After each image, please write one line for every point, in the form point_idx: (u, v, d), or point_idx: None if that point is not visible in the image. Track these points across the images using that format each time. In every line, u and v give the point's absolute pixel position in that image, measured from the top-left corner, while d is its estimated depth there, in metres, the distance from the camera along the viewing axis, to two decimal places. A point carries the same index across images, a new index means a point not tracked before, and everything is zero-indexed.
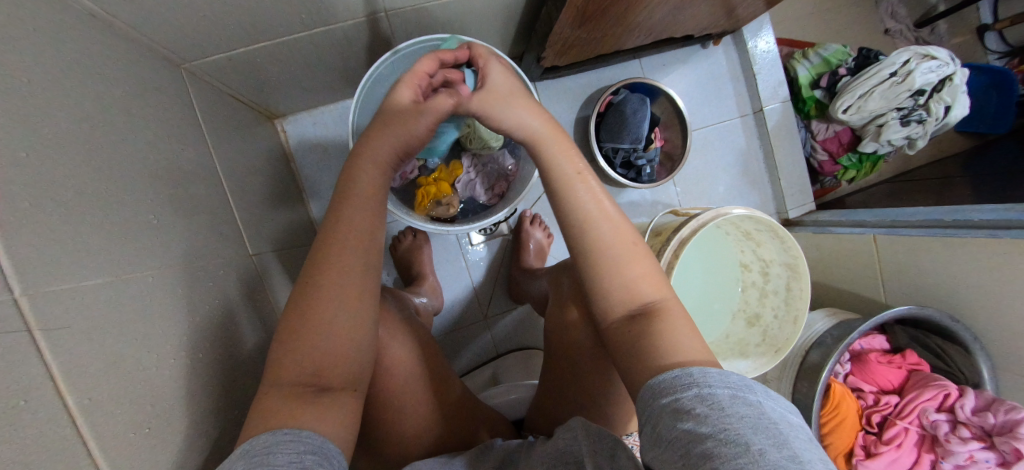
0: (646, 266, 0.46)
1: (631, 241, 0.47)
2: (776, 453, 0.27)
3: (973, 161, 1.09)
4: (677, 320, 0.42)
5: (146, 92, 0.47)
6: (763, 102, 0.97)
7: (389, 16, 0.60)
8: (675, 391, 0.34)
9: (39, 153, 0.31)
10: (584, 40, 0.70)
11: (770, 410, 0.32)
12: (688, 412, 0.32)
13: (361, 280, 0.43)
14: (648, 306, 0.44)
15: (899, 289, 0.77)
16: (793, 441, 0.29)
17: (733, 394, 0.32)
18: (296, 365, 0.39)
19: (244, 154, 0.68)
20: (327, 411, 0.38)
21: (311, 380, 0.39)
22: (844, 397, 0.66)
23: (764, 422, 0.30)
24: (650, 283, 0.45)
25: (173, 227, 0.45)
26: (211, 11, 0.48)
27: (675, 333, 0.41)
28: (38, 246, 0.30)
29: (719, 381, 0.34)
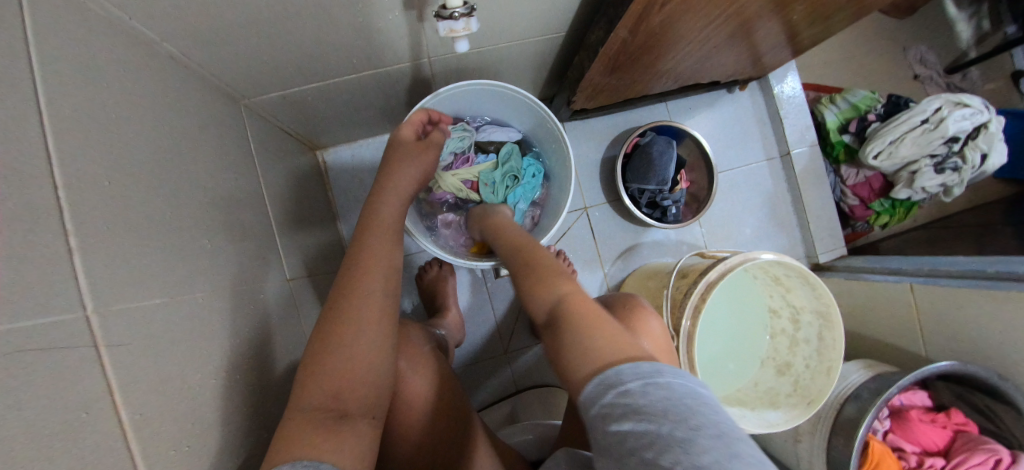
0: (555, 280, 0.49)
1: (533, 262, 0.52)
2: (684, 430, 0.29)
3: (1017, 208, 1.04)
4: (572, 311, 0.42)
5: (209, 126, 0.52)
6: (791, 146, 0.97)
7: (431, 62, 0.65)
8: (596, 396, 0.34)
9: (117, 183, 0.35)
10: (613, 86, 0.73)
11: (677, 383, 0.32)
12: (612, 418, 0.31)
13: (380, 305, 0.45)
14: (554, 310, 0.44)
15: (941, 343, 0.73)
16: (700, 414, 0.30)
17: (642, 382, 0.32)
18: (319, 391, 0.40)
19: (288, 183, 0.72)
20: (344, 438, 0.38)
21: (331, 404, 0.39)
22: (884, 457, 0.62)
23: (673, 402, 0.31)
24: (547, 285, 0.47)
25: (223, 251, 0.48)
26: (273, 55, 0.53)
27: (573, 331, 0.40)
28: (111, 266, 0.33)
29: (627, 370, 0.34)
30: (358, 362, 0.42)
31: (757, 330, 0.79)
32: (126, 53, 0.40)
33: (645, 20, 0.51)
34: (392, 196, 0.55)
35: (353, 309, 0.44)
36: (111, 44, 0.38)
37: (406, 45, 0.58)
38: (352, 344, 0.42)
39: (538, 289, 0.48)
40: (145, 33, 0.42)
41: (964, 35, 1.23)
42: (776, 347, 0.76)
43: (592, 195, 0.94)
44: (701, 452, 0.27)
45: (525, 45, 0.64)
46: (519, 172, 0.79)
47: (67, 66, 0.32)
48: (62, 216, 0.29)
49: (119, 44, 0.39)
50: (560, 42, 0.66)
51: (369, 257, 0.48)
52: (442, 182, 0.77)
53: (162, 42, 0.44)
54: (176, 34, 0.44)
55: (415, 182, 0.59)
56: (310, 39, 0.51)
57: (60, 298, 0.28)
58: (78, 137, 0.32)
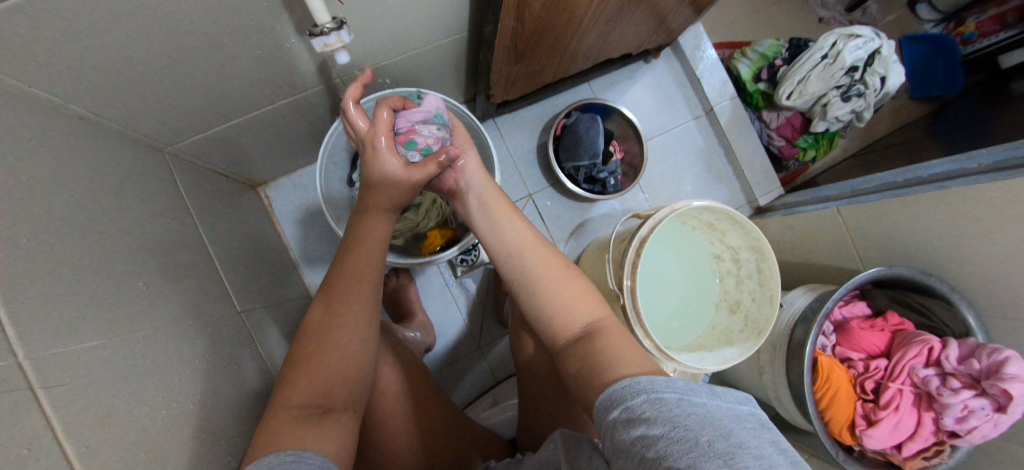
0: (583, 290, 0.53)
1: (561, 270, 0.54)
2: (722, 442, 0.29)
3: (932, 124, 1.12)
4: (615, 332, 0.49)
5: (132, 177, 0.54)
6: (712, 102, 1.03)
7: (344, 81, 0.69)
8: (627, 402, 0.37)
9: (38, 237, 0.37)
10: (526, 73, 0.77)
11: (715, 404, 0.34)
12: (640, 421, 0.34)
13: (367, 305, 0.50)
14: (588, 325, 0.50)
15: (874, 256, 0.78)
16: (738, 431, 0.31)
17: (679, 396, 0.35)
18: (308, 388, 0.44)
19: (230, 221, 0.74)
20: (331, 431, 0.43)
21: (318, 401, 0.43)
22: (833, 368, 0.65)
23: (710, 418, 0.32)
24: (588, 304, 0.52)
25: (162, 290, 0.50)
26: (183, 97, 0.55)
27: (610, 346, 0.46)
28: (43, 315, 0.35)
29: (666, 386, 0.37)
30: (347, 359, 0.47)
31: (706, 276, 0.82)
32: (36, 121, 0.42)
33: (527, 8, 0.54)
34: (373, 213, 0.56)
35: (342, 313, 0.48)
36: (19, 114, 0.40)
37: (313, 68, 0.62)
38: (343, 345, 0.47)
39: (573, 304, 0.52)
40: (48, 96, 0.43)
41: None
42: (726, 288, 0.80)
43: (534, 182, 0.98)
44: (739, 461, 0.28)
45: (431, 50, 0.68)
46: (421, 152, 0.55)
47: None
48: None
49: (25, 111, 0.41)
50: (464, 42, 0.70)
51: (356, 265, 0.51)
52: None
53: (67, 103, 0.46)
54: (80, 94, 0.46)
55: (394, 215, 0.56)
56: (217, 77, 0.54)
57: None
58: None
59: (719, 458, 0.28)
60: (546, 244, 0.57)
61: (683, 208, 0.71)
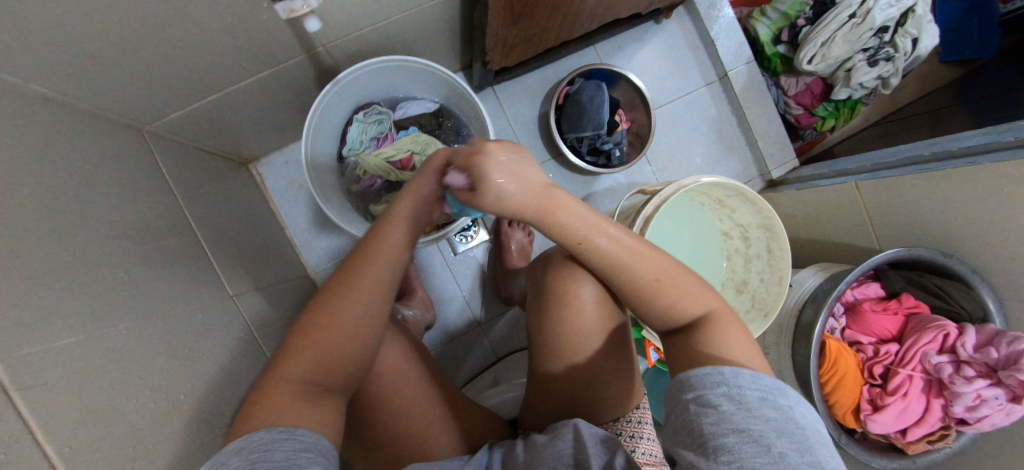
0: (687, 284, 0.44)
1: (666, 274, 0.43)
2: (796, 457, 0.29)
3: (962, 90, 1.05)
4: (731, 327, 0.41)
5: (108, 160, 0.50)
6: (727, 66, 0.95)
7: (328, 49, 0.63)
8: (704, 387, 0.35)
9: (12, 231, 0.34)
10: (523, 37, 0.71)
11: (796, 413, 0.32)
12: (712, 408, 0.33)
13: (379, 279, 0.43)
14: (695, 324, 0.42)
15: (893, 233, 0.74)
16: (816, 450, 0.30)
17: (762, 397, 0.33)
18: (311, 365, 0.37)
19: (221, 203, 0.71)
20: (327, 412, 0.37)
21: (319, 380, 0.38)
22: (841, 353, 0.64)
23: (789, 427, 0.31)
24: (693, 298, 0.43)
25: (147, 280, 0.48)
26: (153, 71, 0.51)
27: (728, 343, 0.39)
28: (20, 318, 0.32)
29: (750, 382, 0.34)
30: (353, 339, 0.40)
31: (714, 254, 0.80)
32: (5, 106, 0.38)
33: None
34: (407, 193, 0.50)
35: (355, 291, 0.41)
36: None
37: (293, 35, 0.56)
38: (344, 329, 0.40)
39: (678, 306, 0.43)
40: (10, 79, 0.39)
41: None
42: (734, 267, 0.77)
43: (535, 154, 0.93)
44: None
45: (420, 12, 0.62)
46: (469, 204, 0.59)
47: None
48: None
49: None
50: (457, 4, 0.64)
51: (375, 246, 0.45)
52: (365, 163, 0.66)
53: (28, 84, 0.41)
54: (43, 75, 0.42)
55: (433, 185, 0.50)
56: (189, 44, 0.49)
57: None
58: None
59: None
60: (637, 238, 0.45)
61: (691, 184, 0.67)
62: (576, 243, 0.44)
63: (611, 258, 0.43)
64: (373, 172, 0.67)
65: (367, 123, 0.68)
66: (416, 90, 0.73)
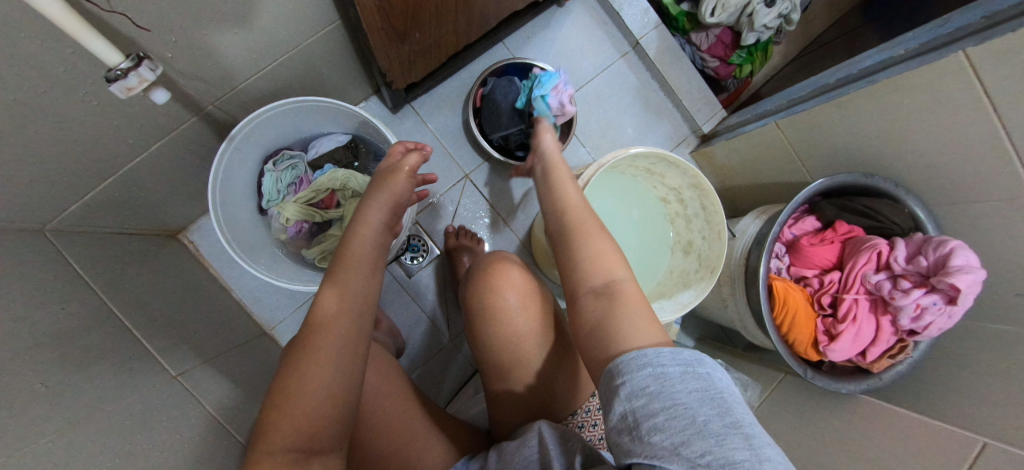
0: (608, 250, 0.47)
1: (593, 227, 0.50)
2: (718, 422, 0.28)
3: (860, 12, 1.08)
4: (634, 302, 0.41)
5: (26, 270, 0.48)
6: (637, 34, 0.96)
7: (220, 106, 0.62)
8: (629, 374, 0.33)
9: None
10: (419, 51, 0.70)
11: (717, 380, 0.32)
12: (639, 393, 0.31)
13: (356, 318, 0.42)
14: (607, 286, 0.43)
15: (818, 164, 0.76)
16: (734, 407, 0.30)
17: (684, 371, 0.32)
18: (292, 427, 0.33)
19: (147, 280, 0.69)
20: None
21: (306, 442, 0.33)
22: (788, 291, 0.65)
23: (710, 393, 0.30)
24: (613, 264, 0.46)
25: (97, 377, 0.47)
26: (39, 170, 0.49)
27: (632, 312, 0.40)
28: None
29: (671, 357, 0.33)
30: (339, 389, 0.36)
31: (657, 222, 0.80)
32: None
33: None
34: (361, 227, 0.52)
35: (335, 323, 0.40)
36: None
37: (176, 99, 0.55)
38: (334, 368, 0.37)
39: (599, 260, 0.46)
40: None
41: None
42: (677, 230, 0.78)
43: (468, 161, 0.93)
44: (733, 445, 0.27)
45: (305, 50, 0.61)
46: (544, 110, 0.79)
47: None
48: None
49: None
50: (339, 33, 0.63)
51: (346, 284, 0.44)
52: (285, 211, 0.67)
53: None
54: None
55: (386, 211, 0.55)
56: (59, 132, 0.47)
57: None
58: None
59: (716, 440, 0.27)
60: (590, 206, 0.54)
61: (612, 161, 0.67)
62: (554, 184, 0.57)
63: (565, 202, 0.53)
64: (296, 219, 0.67)
65: (279, 171, 0.69)
66: (326, 127, 0.72)
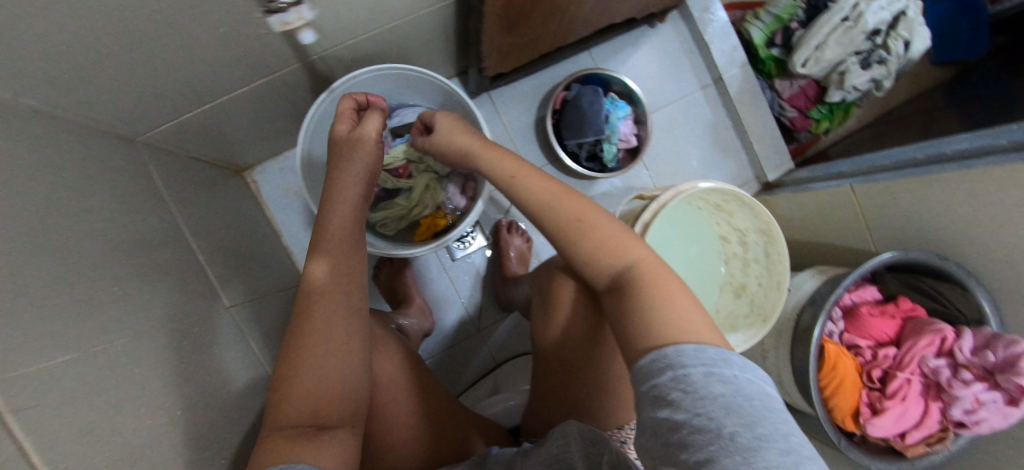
0: (614, 236, 0.46)
1: (584, 217, 0.47)
2: (746, 434, 0.27)
3: (952, 90, 1.06)
4: (660, 285, 0.41)
5: (96, 173, 0.49)
6: (722, 69, 0.96)
7: (322, 57, 0.62)
8: (653, 377, 0.33)
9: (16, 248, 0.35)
10: (518, 43, 0.70)
11: (743, 383, 0.31)
12: (664, 400, 0.31)
13: (344, 301, 0.46)
14: (629, 276, 0.43)
15: (888, 236, 0.74)
16: (765, 419, 0.28)
17: (707, 373, 0.31)
18: (296, 408, 0.40)
19: (212, 209, 0.70)
20: (328, 446, 0.39)
21: (308, 420, 0.40)
22: (839, 357, 0.64)
23: (738, 402, 0.29)
24: (621, 250, 0.45)
25: (145, 292, 0.49)
26: (148, 84, 0.50)
27: (660, 300, 0.39)
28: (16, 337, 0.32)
29: (694, 358, 0.32)
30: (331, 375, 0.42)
31: (711, 259, 0.80)
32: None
33: None
34: (341, 202, 0.54)
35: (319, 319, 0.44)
36: None
37: (287, 44, 0.56)
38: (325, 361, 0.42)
39: (608, 252, 0.45)
40: None
41: None
42: (732, 271, 0.78)
43: (532, 160, 0.93)
44: (762, 460, 0.25)
45: (414, 20, 0.61)
46: (609, 133, 0.85)
47: None
48: None
49: None
50: (449, 11, 0.63)
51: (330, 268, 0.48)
52: None
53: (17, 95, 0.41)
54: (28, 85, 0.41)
55: (362, 183, 0.57)
56: (177, 55, 0.48)
57: None
58: None
59: (746, 456, 0.25)
60: (562, 186, 0.50)
61: (689, 191, 0.67)
62: (508, 178, 0.51)
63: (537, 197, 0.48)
64: None
65: None
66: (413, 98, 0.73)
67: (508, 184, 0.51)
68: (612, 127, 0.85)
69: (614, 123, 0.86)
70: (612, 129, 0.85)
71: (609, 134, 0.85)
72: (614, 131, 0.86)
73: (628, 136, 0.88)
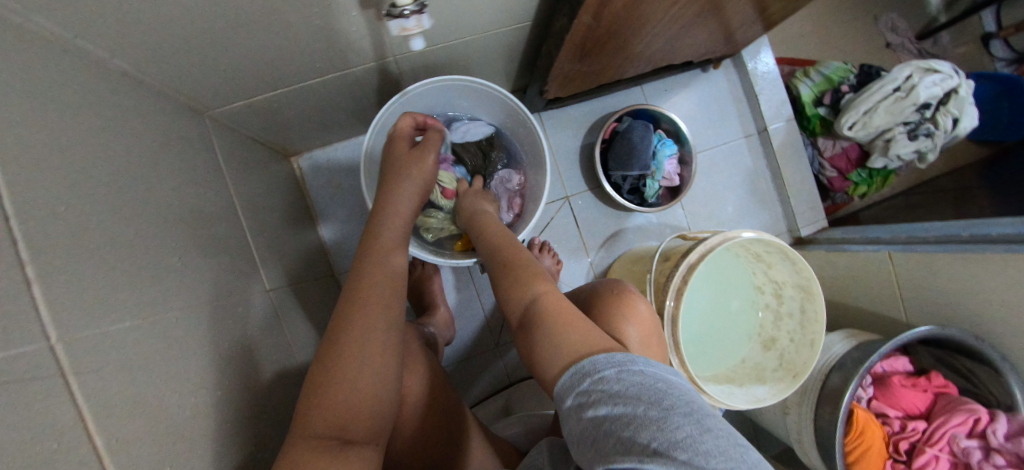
0: (529, 270, 0.48)
1: (516, 255, 0.51)
2: (656, 411, 0.28)
3: (990, 170, 1.06)
4: (557, 310, 0.42)
5: (170, 144, 0.50)
6: (767, 121, 0.97)
7: (397, 60, 0.64)
8: (573, 387, 0.34)
9: (73, 208, 0.34)
10: (583, 72, 0.72)
11: (652, 371, 0.33)
12: (589, 404, 0.31)
13: (386, 314, 0.45)
14: (536, 302, 0.44)
15: (923, 309, 0.74)
16: (672, 397, 0.30)
17: (618, 369, 0.33)
18: (323, 421, 0.38)
19: (261, 191, 0.71)
20: (353, 464, 0.38)
21: (335, 434, 0.38)
22: (868, 425, 0.63)
23: (646, 386, 0.31)
24: (534, 280, 0.46)
25: (199, 267, 0.49)
26: (232, 65, 0.52)
27: (557, 325, 0.40)
28: (77, 300, 0.32)
29: (605, 359, 0.34)
30: (359, 394, 0.41)
31: (742, 307, 0.80)
32: (72, 74, 0.38)
33: (608, 4, 0.48)
34: (393, 216, 0.54)
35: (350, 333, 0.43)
36: (49, 63, 0.36)
37: (369, 45, 0.57)
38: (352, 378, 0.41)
39: (518, 285, 0.47)
40: (94, 52, 0.40)
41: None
42: (762, 322, 0.77)
43: (573, 184, 0.94)
44: (674, 432, 0.27)
45: (492, 36, 0.63)
46: (655, 170, 0.86)
47: (27, 100, 0.32)
48: (16, 245, 0.28)
49: (67, 65, 0.37)
50: (524, 32, 0.65)
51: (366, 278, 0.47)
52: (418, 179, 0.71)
53: (111, 59, 0.42)
54: (125, 50, 0.42)
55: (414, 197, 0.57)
56: (269, 44, 0.50)
57: (19, 331, 0.27)
58: (42, 170, 0.31)
59: (657, 432, 0.27)
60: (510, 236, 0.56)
61: (735, 238, 0.67)
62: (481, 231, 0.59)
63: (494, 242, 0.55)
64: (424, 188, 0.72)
65: None
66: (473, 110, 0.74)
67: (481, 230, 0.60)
68: (658, 163, 0.86)
69: (661, 159, 0.87)
70: (658, 165, 0.86)
71: (655, 169, 0.86)
72: (660, 167, 0.87)
73: (672, 176, 0.90)
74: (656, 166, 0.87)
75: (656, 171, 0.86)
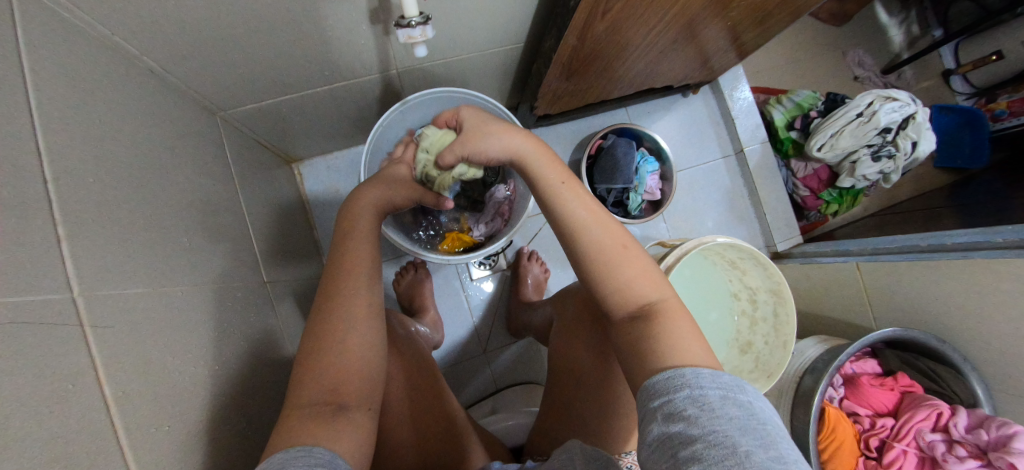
0: (643, 268, 0.47)
1: (623, 244, 0.48)
2: (761, 453, 0.31)
3: (955, 193, 1.13)
4: (676, 318, 0.43)
5: (185, 137, 0.55)
6: (743, 143, 1.04)
7: (400, 73, 0.70)
8: (668, 392, 0.36)
9: (102, 179, 0.38)
10: (572, 90, 0.79)
11: (756, 410, 0.34)
12: (680, 415, 0.34)
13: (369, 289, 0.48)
14: (649, 308, 0.45)
15: (890, 317, 0.78)
16: (776, 442, 0.32)
17: (723, 397, 0.35)
18: (317, 385, 0.41)
19: (264, 190, 0.75)
20: (345, 429, 0.40)
21: (327, 399, 0.41)
22: (839, 420, 0.67)
23: (751, 423, 0.33)
24: (648, 283, 0.46)
25: (205, 250, 0.52)
26: (249, 69, 0.57)
27: (677, 333, 0.42)
28: (100, 259, 0.36)
29: (710, 381, 0.36)
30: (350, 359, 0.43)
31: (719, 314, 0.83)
32: (108, 66, 0.43)
33: (590, 28, 0.54)
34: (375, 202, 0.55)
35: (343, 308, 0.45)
36: (88, 54, 0.40)
37: (374, 58, 0.63)
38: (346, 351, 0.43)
39: (628, 286, 0.46)
40: (126, 47, 0.45)
41: (897, 39, 1.34)
42: (738, 328, 0.81)
43: None
44: None
45: (487, 55, 0.70)
46: (637, 185, 0.92)
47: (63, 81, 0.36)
48: (50, 203, 0.32)
49: (101, 58, 0.42)
50: (516, 52, 0.72)
51: (352, 256, 0.49)
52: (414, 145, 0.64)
53: (141, 56, 0.48)
54: (153, 48, 0.48)
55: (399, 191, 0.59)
56: (285, 51, 0.55)
57: (47, 278, 0.30)
58: (74, 141, 0.36)
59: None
60: (602, 211, 0.50)
61: (709, 243, 0.71)
62: (558, 185, 0.51)
63: (586, 215, 0.49)
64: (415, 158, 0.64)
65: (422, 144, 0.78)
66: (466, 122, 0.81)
67: (556, 193, 0.51)
68: (641, 178, 0.92)
69: (644, 174, 0.93)
70: (641, 179, 0.92)
71: (637, 184, 0.92)
72: (642, 181, 0.93)
73: (654, 190, 0.95)
74: (639, 181, 0.93)
75: (638, 186, 0.92)
